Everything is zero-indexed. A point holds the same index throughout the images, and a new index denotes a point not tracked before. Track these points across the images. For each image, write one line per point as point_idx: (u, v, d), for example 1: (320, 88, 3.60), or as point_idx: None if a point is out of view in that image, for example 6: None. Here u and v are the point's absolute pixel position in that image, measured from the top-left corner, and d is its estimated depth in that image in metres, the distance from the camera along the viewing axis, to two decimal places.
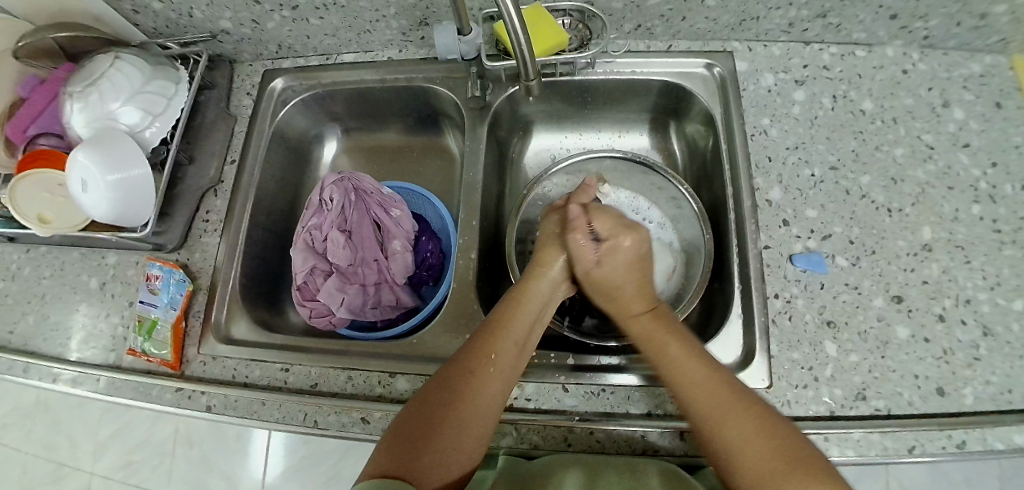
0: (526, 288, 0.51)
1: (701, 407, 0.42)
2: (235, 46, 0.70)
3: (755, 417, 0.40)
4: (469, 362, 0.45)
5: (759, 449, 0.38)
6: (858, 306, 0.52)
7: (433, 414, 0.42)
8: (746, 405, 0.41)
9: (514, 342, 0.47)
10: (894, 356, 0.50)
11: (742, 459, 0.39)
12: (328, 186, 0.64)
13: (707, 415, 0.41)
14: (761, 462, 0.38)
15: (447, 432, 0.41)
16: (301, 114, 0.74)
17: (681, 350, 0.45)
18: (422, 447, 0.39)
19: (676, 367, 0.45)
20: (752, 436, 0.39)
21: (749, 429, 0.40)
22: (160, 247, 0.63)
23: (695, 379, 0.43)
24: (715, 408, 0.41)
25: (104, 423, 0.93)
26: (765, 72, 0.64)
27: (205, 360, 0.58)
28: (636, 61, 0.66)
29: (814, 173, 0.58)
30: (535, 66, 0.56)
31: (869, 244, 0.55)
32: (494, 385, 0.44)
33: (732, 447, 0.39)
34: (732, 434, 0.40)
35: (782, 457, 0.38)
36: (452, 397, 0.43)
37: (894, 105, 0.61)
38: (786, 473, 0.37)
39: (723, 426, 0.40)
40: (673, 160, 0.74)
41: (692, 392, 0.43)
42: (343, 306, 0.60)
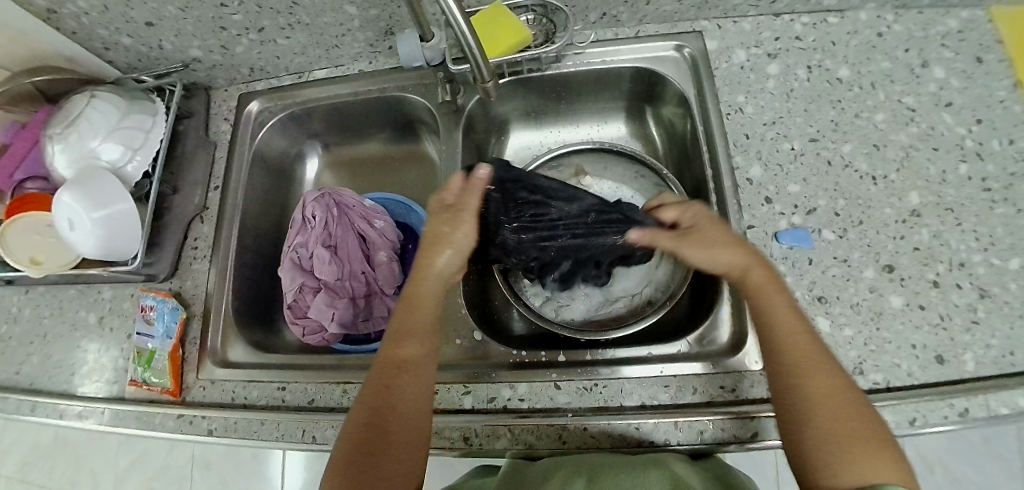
0: (412, 287, 0.48)
1: (792, 356, 0.41)
2: (208, 73, 0.71)
3: (841, 390, 0.39)
4: (377, 381, 0.44)
5: (835, 409, 0.38)
6: (848, 279, 0.51)
7: (372, 433, 0.41)
8: (840, 376, 0.40)
9: (412, 345, 0.45)
10: (889, 327, 0.49)
11: (817, 412, 0.38)
12: (310, 203, 0.64)
13: (790, 360, 0.41)
14: (834, 422, 0.38)
15: (383, 447, 0.41)
16: (279, 134, 0.74)
17: (784, 306, 0.44)
18: (366, 466, 0.40)
19: (774, 314, 0.43)
20: (832, 396, 0.39)
21: (829, 391, 0.39)
22: (152, 278, 0.64)
23: (794, 332, 0.42)
24: (807, 364, 0.40)
25: (122, 453, 0.96)
26: (737, 48, 0.63)
27: (204, 385, 0.59)
28: (605, 50, 0.65)
29: (794, 146, 0.57)
30: (488, 68, 0.55)
31: (855, 215, 0.54)
32: (410, 396, 0.43)
33: (813, 403, 0.39)
34: (819, 384, 0.39)
35: (855, 427, 0.37)
36: (381, 413, 0.42)
37: (872, 70, 0.59)
38: (852, 439, 0.37)
39: (809, 379, 0.40)
40: (653, 146, 0.73)
41: (787, 340, 0.42)
42: (335, 321, 0.61)
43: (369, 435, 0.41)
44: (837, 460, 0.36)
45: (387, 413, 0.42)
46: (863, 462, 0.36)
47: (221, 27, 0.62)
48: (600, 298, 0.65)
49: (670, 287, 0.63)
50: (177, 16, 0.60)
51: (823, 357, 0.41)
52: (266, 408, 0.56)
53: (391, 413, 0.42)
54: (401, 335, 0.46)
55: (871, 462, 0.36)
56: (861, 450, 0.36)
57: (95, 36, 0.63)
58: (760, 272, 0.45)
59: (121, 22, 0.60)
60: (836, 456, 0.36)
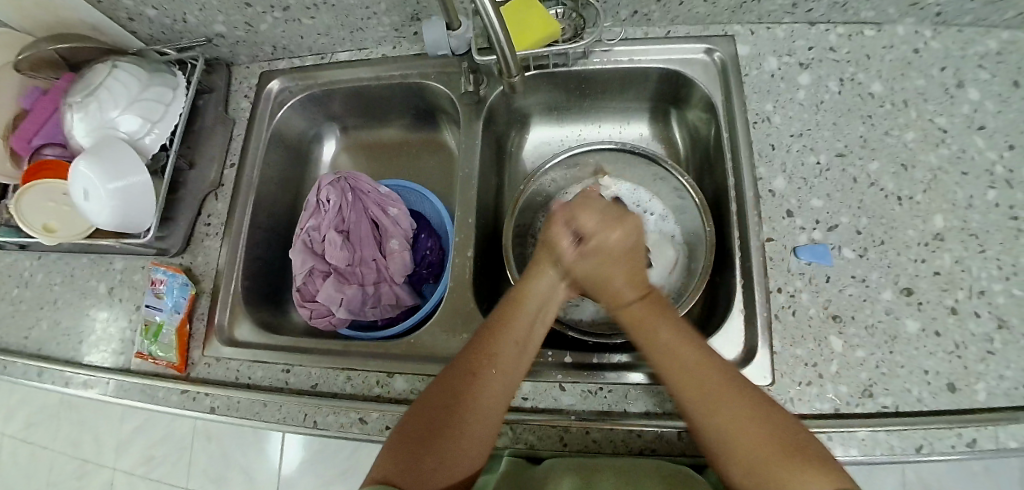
0: (523, 283, 0.48)
1: (698, 392, 0.40)
2: (231, 49, 0.71)
3: (750, 406, 0.39)
4: (469, 365, 0.43)
5: (747, 432, 0.37)
6: (865, 299, 0.51)
7: (442, 419, 0.41)
8: (750, 397, 0.39)
9: (514, 342, 0.45)
10: (902, 351, 0.48)
11: (732, 443, 0.37)
12: (325, 187, 0.64)
13: (688, 393, 0.40)
14: (752, 446, 0.36)
15: (452, 437, 0.40)
16: (298, 115, 0.74)
17: (670, 331, 0.44)
18: (427, 451, 0.39)
19: (660, 350, 0.43)
20: (743, 419, 0.38)
21: (739, 413, 0.38)
22: (164, 251, 0.64)
23: (684, 356, 0.42)
24: (706, 395, 0.40)
25: (125, 420, 0.97)
26: (768, 56, 0.61)
27: (209, 362, 0.59)
28: (633, 49, 0.64)
29: (819, 160, 0.56)
30: (515, 60, 0.55)
31: (878, 235, 0.53)
32: (495, 390, 0.43)
33: (723, 435, 0.38)
34: (724, 414, 0.38)
35: (775, 442, 0.36)
36: (459, 403, 0.41)
37: (906, 87, 0.58)
38: (768, 459, 0.36)
39: (716, 407, 0.39)
40: (675, 149, 0.72)
41: (677, 373, 0.42)
42: (343, 306, 0.61)
43: (439, 421, 0.41)
44: (779, 484, 0.34)
45: (461, 404, 0.41)
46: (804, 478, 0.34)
47: (247, 3, 0.61)
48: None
49: (682, 294, 0.62)
50: None
51: (723, 380, 0.40)
52: (269, 389, 0.56)
53: (473, 406, 0.41)
54: (502, 334, 0.45)
55: (804, 476, 0.34)
56: (789, 468, 0.35)
57: (121, 5, 0.62)
58: (638, 303, 0.46)
59: None
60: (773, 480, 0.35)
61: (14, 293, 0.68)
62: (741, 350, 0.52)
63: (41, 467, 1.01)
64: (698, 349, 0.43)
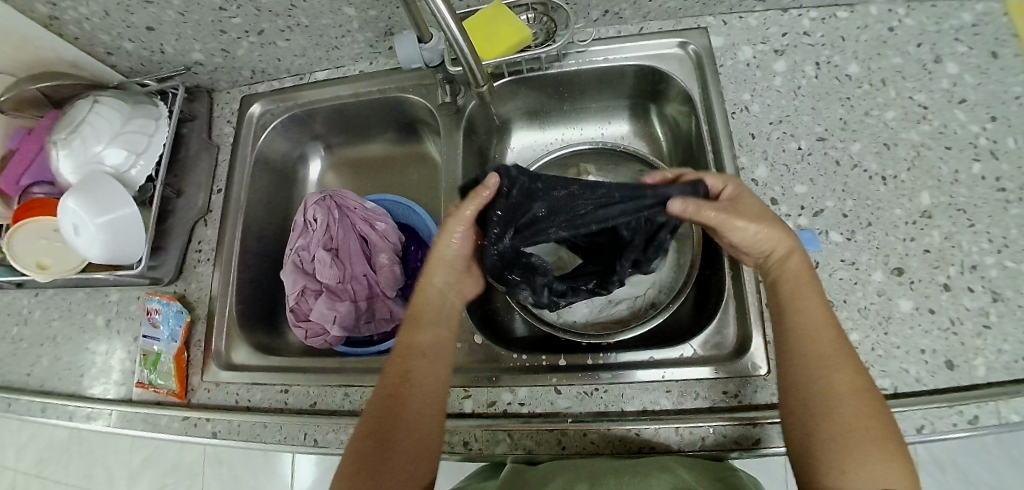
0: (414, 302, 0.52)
1: (815, 361, 0.40)
2: (210, 75, 0.71)
3: (863, 391, 0.39)
4: (383, 392, 0.45)
5: (863, 406, 0.38)
6: (857, 282, 0.50)
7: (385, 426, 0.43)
8: (865, 380, 0.39)
9: (419, 353, 0.47)
10: (897, 331, 0.48)
11: (838, 412, 0.38)
12: (311, 206, 0.64)
13: (823, 360, 0.40)
14: (864, 420, 0.37)
15: (396, 452, 0.42)
16: (281, 136, 0.74)
17: (810, 292, 0.44)
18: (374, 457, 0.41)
19: (801, 308, 0.43)
20: (854, 392, 0.38)
21: (856, 391, 0.38)
22: (158, 281, 0.65)
23: (819, 320, 0.42)
24: (816, 367, 0.40)
25: (136, 448, 0.97)
26: (742, 45, 0.61)
27: (209, 387, 0.60)
28: (607, 48, 0.64)
29: (801, 145, 0.56)
30: (483, 72, 0.56)
31: (864, 216, 0.52)
32: (417, 404, 0.44)
33: (835, 400, 0.38)
34: (846, 400, 0.38)
35: (873, 425, 0.37)
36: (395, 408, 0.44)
37: (882, 67, 0.58)
38: (875, 448, 0.36)
39: (833, 388, 0.39)
40: (657, 146, 0.72)
41: (815, 339, 0.41)
42: (337, 324, 0.61)
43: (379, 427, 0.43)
44: (851, 462, 0.36)
45: (401, 407, 0.44)
46: (876, 464, 0.35)
47: (222, 30, 0.62)
48: (602, 301, 0.65)
49: (673, 289, 0.63)
50: (178, 21, 0.60)
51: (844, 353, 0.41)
52: (268, 410, 0.57)
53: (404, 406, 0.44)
54: (406, 347, 0.48)
55: (881, 463, 0.35)
56: (875, 451, 0.36)
57: (98, 41, 0.63)
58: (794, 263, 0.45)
59: (123, 27, 0.60)
60: (860, 457, 0.36)
61: (14, 331, 0.69)
62: (735, 341, 0.52)
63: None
64: (829, 313, 0.43)
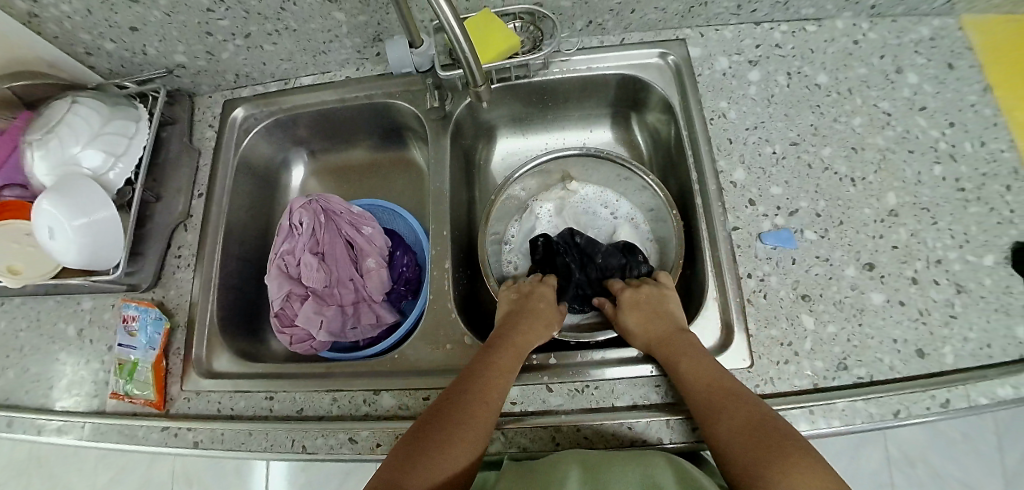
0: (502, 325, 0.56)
1: (703, 391, 0.45)
2: (193, 79, 0.70)
3: (754, 413, 0.43)
4: (452, 391, 0.48)
5: (752, 434, 0.41)
6: (831, 277, 0.53)
7: (422, 437, 0.44)
8: (752, 407, 0.43)
9: (498, 361, 0.51)
10: (871, 322, 0.51)
11: (736, 446, 0.41)
12: (296, 210, 0.63)
13: (706, 400, 0.45)
14: (755, 450, 0.40)
15: (439, 440, 0.44)
16: (264, 141, 0.74)
17: (698, 357, 0.48)
18: (411, 464, 0.42)
19: (684, 363, 0.48)
20: (751, 424, 0.42)
21: (744, 421, 0.42)
22: (135, 287, 0.63)
23: (704, 370, 0.47)
24: (709, 395, 0.45)
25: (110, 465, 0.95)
26: (718, 56, 0.64)
27: (189, 396, 0.58)
28: (591, 56, 0.66)
29: (775, 149, 0.59)
30: (480, 69, 0.55)
31: (836, 215, 0.55)
32: (480, 401, 0.47)
33: (724, 421, 0.43)
34: (733, 420, 0.42)
35: (779, 447, 0.39)
36: (444, 425, 0.45)
37: (850, 76, 0.61)
38: (777, 456, 0.39)
39: (723, 414, 0.43)
40: (638, 152, 0.74)
41: (691, 374, 0.47)
42: (323, 329, 0.60)
43: (421, 439, 0.44)
44: (770, 473, 0.38)
45: (455, 403, 0.46)
46: (798, 477, 0.37)
47: (208, 32, 0.61)
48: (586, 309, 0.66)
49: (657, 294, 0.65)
50: (162, 21, 0.59)
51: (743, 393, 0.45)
52: (254, 418, 0.55)
53: (451, 423, 0.45)
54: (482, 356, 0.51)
55: (798, 478, 0.37)
56: (789, 461, 0.38)
57: (77, 40, 0.62)
58: (659, 331, 0.53)
59: (105, 26, 0.59)
60: (771, 474, 0.38)
61: None
62: (717, 339, 0.53)
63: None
64: (715, 364, 0.48)
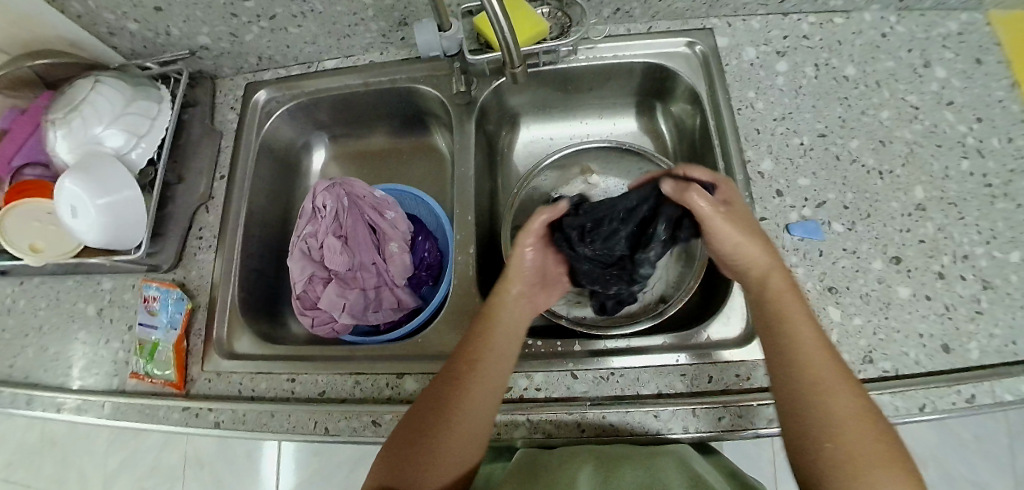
0: (493, 301, 0.50)
1: (816, 369, 0.41)
2: (215, 61, 0.70)
3: (868, 412, 0.39)
4: (442, 384, 0.45)
5: (862, 428, 0.38)
6: (858, 270, 0.53)
7: (417, 437, 0.43)
8: (860, 401, 0.40)
9: (483, 345, 0.46)
10: (897, 316, 0.51)
11: (845, 434, 0.38)
12: (320, 193, 0.63)
13: (819, 379, 0.41)
14: (865, 446, 0.37)
15: (430, 441, 0.42)
16: (287, 124, 0.73)
17: (815, 332, 0.43)
18: (415, 456, 0.42)
19: (802, 334, 0.43)
20: (858, 419, 0.39)
21: (858, 415, 0.39)
22: (155, 268, 0.63)
23: (824, 354, 0.42)
24: (826, 374, 0.41)
25: (127, 447, 0.98)
26: (746, 46, 0.66)
27: (210, 377, 0.58)
28: (617, 45, 0.67)
29: (803, 141, 0.59)
30: (520, 52, 0.54)
31: (863, 208, 0.55)
32: (467, 399, 0.44)
33: (839, 407, 0.39)
34: (844, 410, 0.39)
35: (886, 450, 0.37)
36: (440, 421, 0.43)
37: (877, 69, 0.62)
38: (885, 461, 0.37)
39: (840, 399, 0.40)
40: (662, 141, 0.76)
41: (808, 347, 0.42)
42: (346, 312, 0.60)
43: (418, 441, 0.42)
44: (879, 478, 0.36)
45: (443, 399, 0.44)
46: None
47: (233, 13, 0.61)
48: None
49: (680, 282, 0.64)
50: (187, 1, 0.58)
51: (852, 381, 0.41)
52: (275, 399, 0.55)
53: (445, 419, 0.43)
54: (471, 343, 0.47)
55: (899, 487, 0.36)
56: (896, 470, 0.37)
57: (102, 19, 0.61)
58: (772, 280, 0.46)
59: (129, 5, 0.59)
60: (874, 479, 0.36)
61: None
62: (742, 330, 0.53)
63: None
64: (824, 340, 0.43)
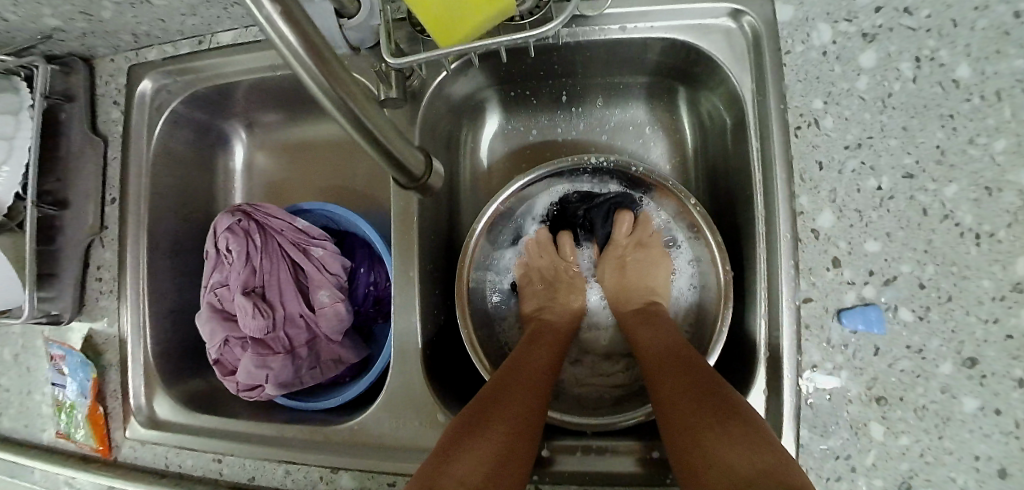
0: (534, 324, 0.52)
1: (655, 365, 0.43)
2: (84, 41, 0.52)
3: (697, 386, 0.37)
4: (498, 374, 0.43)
5: (688, 396, 0.37)
6: (919, 375, 0.41)
7: (478, 416, 0.37)
8: (696, 376, 0.39)
9: (540, 356, 0.47)
10: (953, 435, 0.40)
11: (671, 410, 0.37)
12: (221, 234, 0.50)
13: (656, 369, 0.42)
14: (691, 411, 0.35)
15: (494, 420, 0.37)
16: (186, 121, 0.57)
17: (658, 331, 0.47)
18: (456, 450, 0.34)
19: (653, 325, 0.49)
20: (685, 397, 0.37)
21: (683, 390, 0.38)
22: (58, 320, 0.53)
23: (661, 344, 0.45)
24: (663, 371, 0.41)
25: None
26: (819, 21, 0.46)
27: (134, 445, 0.52)
28: (627, 14, 0.48)
29: (880, 183, 0.43)
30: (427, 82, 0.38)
31: (944, 289, 0.41)
32: (530, 395, 0.41)
33: (663, 394, 0.39)
34: (669, 391, 0.39)
35: (714, 412, 0.34)
36: (498, 400, 0.39)
37: (1001, 70, 0.43)
38: (706, 423, 0.34)
39: (676, 379, 0.39)
40: (679, 138, 0.60)
41: (649, 349, 0.45)
42: (271, 384, 0.49)
43: (477, 416, 0.37)
44: (699, 443, 0.33)
45: (508, 388, 0.41)
46: (719, 445, 0.32)
47: None
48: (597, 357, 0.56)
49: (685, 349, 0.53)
50: None
51: (694, 365, 0.40)
52: (202, 480, 0.49)
53: (506, 402, 0.39)
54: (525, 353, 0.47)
55: (719, 444, 0.32)
56: (715, 432, 0.33)
57: None
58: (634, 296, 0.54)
59: None
60: (697, 438, 0.33)
61: None
62: None
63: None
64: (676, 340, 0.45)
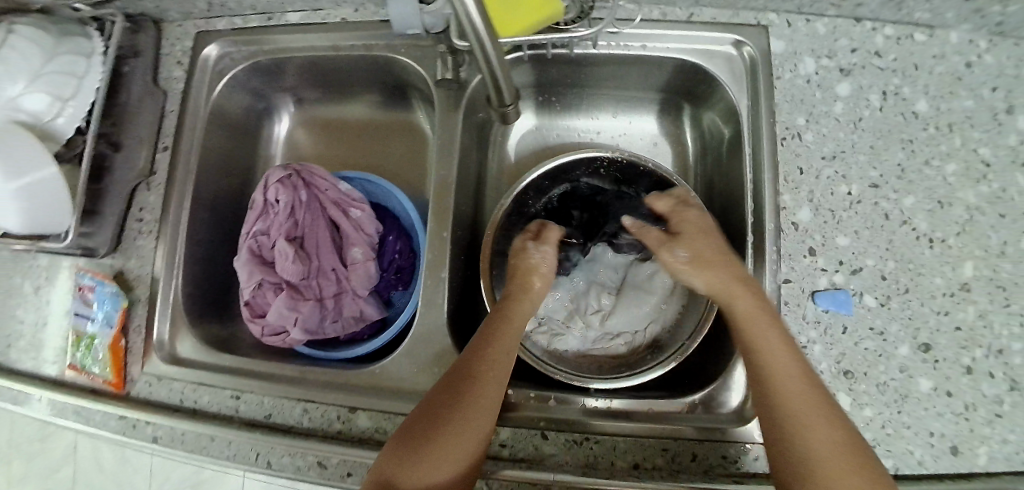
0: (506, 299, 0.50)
1: (777, 353, 0.40)
2: (161, 5, 0.58)
3: (812, 395, 0.38)
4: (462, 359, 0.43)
5: (814, 411, 0.37)
6: (881, 355, 0.47)
7: (432, 417, 0.40)
8: (816, 383, 0.38)
9: (504, 336, 0.45)
10: (911, 411, 0.45)
11: (795, 420, 0.37)
12: (272, 185, 0.55)
13: (770, 359, 0.40)
14: (822, 434, 0.36)
15: (447, 423, 0.39)
16: (243, 88, 0.63)
17: (752, 307, 0.42)
18: (410, 460, 0.37)
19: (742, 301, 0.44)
20: (808, 407, 0.37)
21: (807, 398, 0.38)
22: (91, 253, 0.55)
23: (769, 325, 0.41)
24: (779, 361, 0.39)
25: None
26: (805, 55, 0.55)
27: (149, 381, 0.53)
28: (649, 33, 0.56)
29: (852, 190, 0.50)
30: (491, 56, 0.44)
31: (903, 281, 0.48)
32: (491, 384, 0.41)
33: (791, 392, 0.38)
34: (798, 392, 0.38)
35: (834, 441, 0.36)
36: (453, 398, 0.40)
37: (952, 108, 0.52)
38: (840, 455, 0.35)
39: (792, 377, 0.39)
40: (683, 150, 0.67)
41: (752, 327, 0.41)
42: (298, 326, 0.52)
43: (434, 417, 0.40)
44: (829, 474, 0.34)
45: (467, 381, 0.41)
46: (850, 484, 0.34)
47: None
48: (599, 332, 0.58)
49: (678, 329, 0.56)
50: None
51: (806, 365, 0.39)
52: (217, 417, 0.50)
53: (458, 397, 0.40)
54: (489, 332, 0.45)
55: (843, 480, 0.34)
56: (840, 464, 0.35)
57: None
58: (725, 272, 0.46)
59: None
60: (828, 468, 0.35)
61: None
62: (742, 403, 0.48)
63: (9, 425, 1.07)
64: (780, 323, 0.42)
